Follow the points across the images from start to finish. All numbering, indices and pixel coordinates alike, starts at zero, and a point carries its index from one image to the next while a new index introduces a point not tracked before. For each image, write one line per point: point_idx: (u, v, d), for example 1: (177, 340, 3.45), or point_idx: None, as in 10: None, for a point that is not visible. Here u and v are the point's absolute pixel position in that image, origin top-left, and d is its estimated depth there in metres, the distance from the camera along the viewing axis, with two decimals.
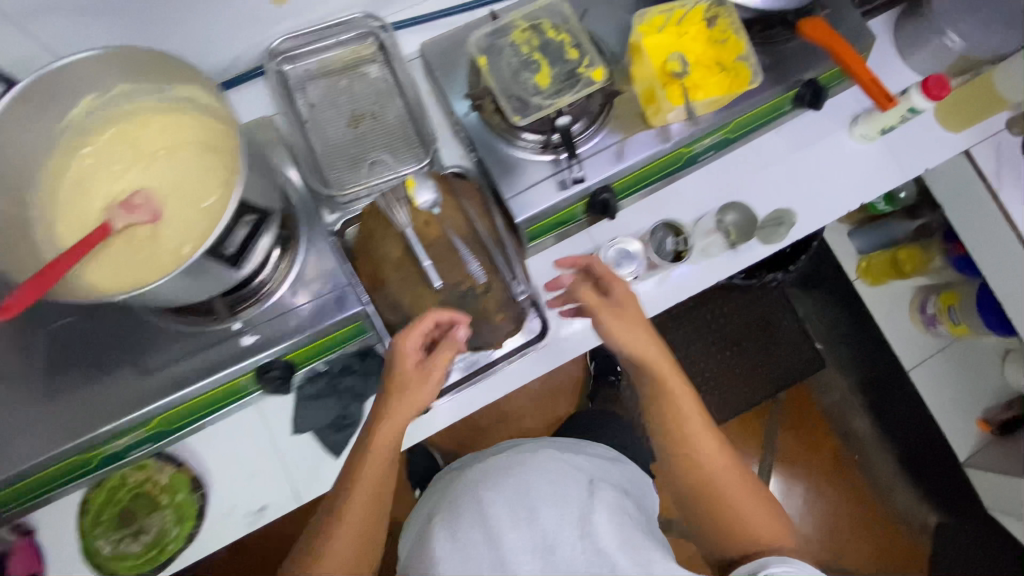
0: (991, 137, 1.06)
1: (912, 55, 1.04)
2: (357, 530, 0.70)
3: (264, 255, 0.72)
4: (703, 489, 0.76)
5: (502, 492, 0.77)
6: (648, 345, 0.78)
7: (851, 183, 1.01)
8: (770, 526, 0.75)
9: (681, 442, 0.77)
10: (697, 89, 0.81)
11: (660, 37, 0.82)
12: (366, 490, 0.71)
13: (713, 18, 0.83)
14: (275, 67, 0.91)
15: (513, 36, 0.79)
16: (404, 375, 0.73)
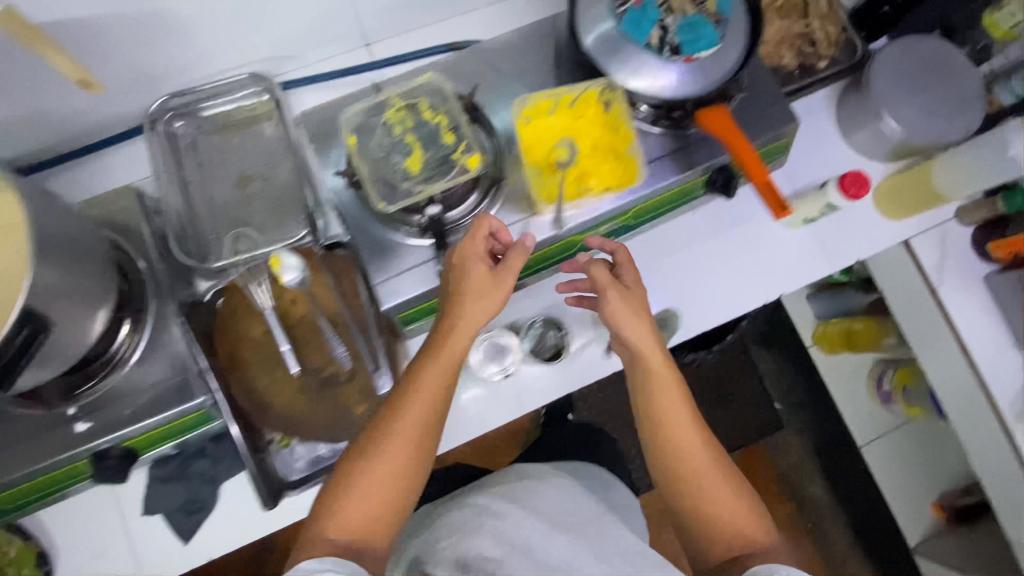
0: (936, 227, 0.98)
1: (852, 135, 0.97)
2: (394, 469, 0.64)
3: (110, 329, 0.72)
4: (686, 479, 0.69)
5: (514, 515, 0.66)
6: (641, 332, 0.72)
7: (769, 272, 0.96)
8: (746, 525, 0.68)
9: (664, 434, 0.70)
10: (585, 179, 0.76)
11: (546, 122, 0.77)
12: (401, 440, 0.65)
13: (607, 102, 0.77)
14: (160, 125, 0.86)
15: (387, 115, 0.76)
16: (477, 278, 0.69)
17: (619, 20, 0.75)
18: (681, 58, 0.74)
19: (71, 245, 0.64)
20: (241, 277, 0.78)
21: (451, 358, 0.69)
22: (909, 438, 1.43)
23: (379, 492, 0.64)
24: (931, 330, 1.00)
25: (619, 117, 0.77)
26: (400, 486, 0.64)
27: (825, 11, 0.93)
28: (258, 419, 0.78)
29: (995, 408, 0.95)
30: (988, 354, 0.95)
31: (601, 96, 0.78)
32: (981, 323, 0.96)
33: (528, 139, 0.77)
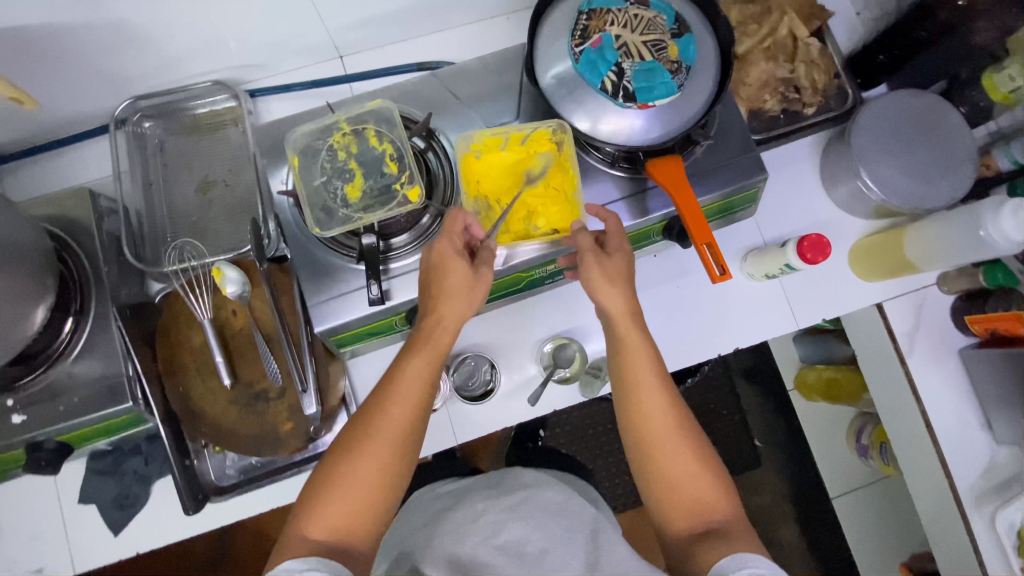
0: (914, 292, 0.92)
1: (834, 188, 0.92)
2: (376, 467, 0.60)
3: (51, 324, 0.73)
4: (649, 447, 0.65)
5: (508, 521, 0.70)
6: (614, 298, 0.69)
7: (733, 324, 0.91)
8: (709, 500, 0.63)
9: (632, 407, 0.66)
10: (529, 218, 0.75)
11: (493, 158, 0.77)
12: (385, 437, 0.62)
13: (558, 142, 0.76)
14: (128, 125, 0.88)
15: (333, 138, 0.77)
16: (457, 272, 0.68)
17: (576, 61, 0.73)
18: (636, 105, 0.71)
19: (7, 248, 0.66)
20: (180, 284, 0.80)
21: (435, 349, 0.66)
22: (884, 495, 1.37)
23: (361, 488, 0.60)
24: (899, 397, 0.95)
25: (567, 158, 0.76)
26: (384, 483, 0.61)
27: (815, 58, 0.90)
28: (188, 426, 0.80)
29: (954, 489, 0.89)
30: (954, 433, 0.90)
31: (551, 134, 0.76)
32: (950, 398, 0.90)
33: (474, 175, 0.77)
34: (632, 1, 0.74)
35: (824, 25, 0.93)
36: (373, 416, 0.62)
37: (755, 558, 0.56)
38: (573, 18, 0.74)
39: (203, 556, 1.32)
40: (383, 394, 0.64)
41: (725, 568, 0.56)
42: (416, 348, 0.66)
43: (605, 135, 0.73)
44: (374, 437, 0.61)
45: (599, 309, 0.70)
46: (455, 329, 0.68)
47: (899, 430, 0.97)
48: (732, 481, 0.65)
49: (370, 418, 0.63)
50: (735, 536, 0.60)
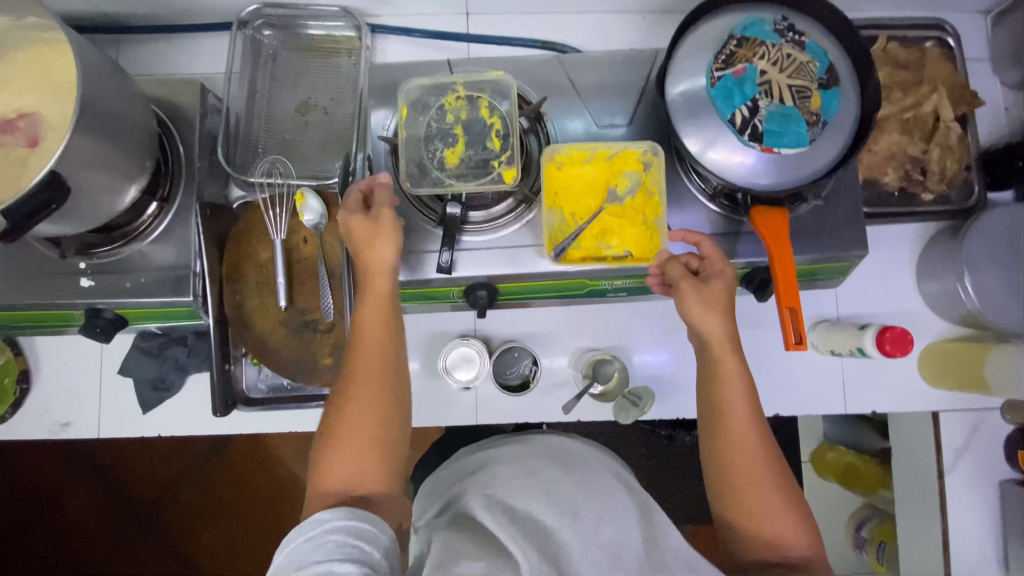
0: (973, 410, 0.88)
1: (925, 282, 0.88)
2: (366, 417, 0.63)
3: (138, 204, 0.76)
4: (731, 470, 0.67)
5: (566, 488, 0.71)
6: (715, 323, 0.69)
7: (779, 387, 0.89)
8: (789, 534, 0.64)
9: (721, 430, 0.68)
10: (608, 237, 0.73)
11: (580, 170, 0.74)
12: (367, 388, 0.64)
13: (647, 163, 0.75)
14: (249, 29, 0.89)
15: (446, 99, 0.77)
16: (356, 229, 0.68)
17: (711, 84, 0.69)
18: (760, 146, 0.68)
19: (116, 123, 0.67)
20: (263, 198, 0.81)
21: (383, 296, 0.68)
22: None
23: (355, 439, 0.62)
24: (924, 509, 0.91)
25: (656, 183, 0.74)
26: (381, 428, 0.63)
27: (952, 144, 0.86)
28: (236, 333, 0.82)
29: None
30: (969, 561, 0.87)
31: (641, 156, 0.75)
32: (977, 526, 0.87)
33: (557, 185, 0.74)
34: (788, 38, 0.70)
35: (970, 112, 0.87)
36: (350, 372, 0.65)
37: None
38: (720, 39, 0.71)
39: (203, 446, 1.38)
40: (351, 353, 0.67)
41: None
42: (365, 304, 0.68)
43: (713, 164, 0.70)
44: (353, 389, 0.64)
45: (697, 333, 0.71)
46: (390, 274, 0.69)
47: (910, 538, 0.94)
48: (812, 513, 0.66)
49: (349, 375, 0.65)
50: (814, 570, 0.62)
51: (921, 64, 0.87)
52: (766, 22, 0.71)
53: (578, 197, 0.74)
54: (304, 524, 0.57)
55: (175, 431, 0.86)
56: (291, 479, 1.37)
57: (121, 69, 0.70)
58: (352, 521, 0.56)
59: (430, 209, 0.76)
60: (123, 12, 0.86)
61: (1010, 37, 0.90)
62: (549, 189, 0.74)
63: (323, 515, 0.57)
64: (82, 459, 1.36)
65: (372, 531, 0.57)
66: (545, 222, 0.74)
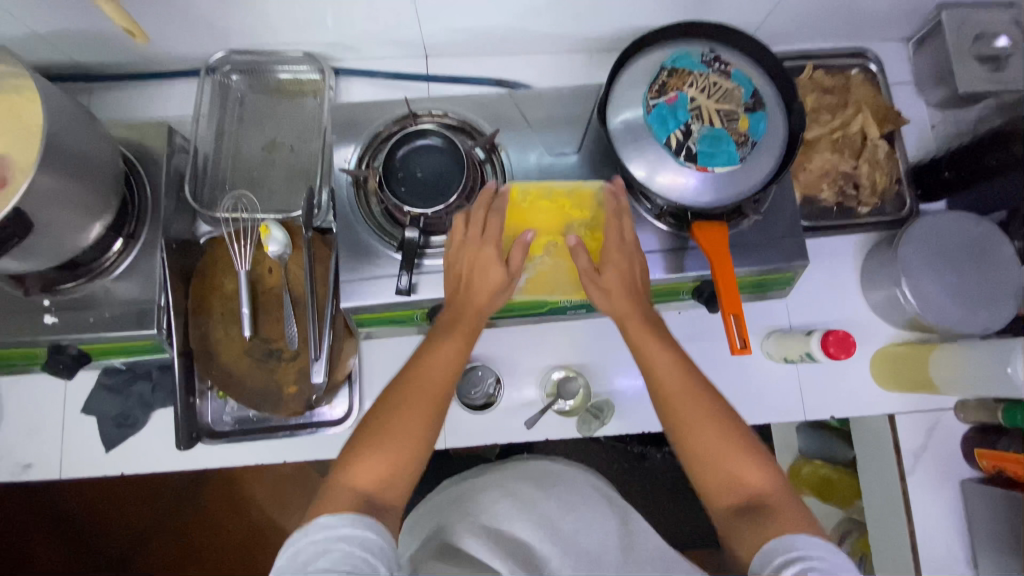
0: (928, 411, 0.91)
1: (870, 288, 0.92)
2: (415, 432, 0.66)
3: (103, 241, 0.78)
4: (680, 432, 0.68)
5: (546, 505, 0.75)
6: (614, 300, 0.73)
7: (741, 397, 0.91)
8: (750, 479, 0.64)
9: (661, 397, 0.70)
10: (556, 269, 0.79)
11: (536, 209, 0.78)
12: (419, 406, 0.67)
13: (600, 204, 0.78)
14: (218, 74, 0.93)
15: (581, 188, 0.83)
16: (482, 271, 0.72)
17: (647, 112, 0.75)
18: (696, 167, 0.73)
19: (82, 163, 0.70)
20: (227, 231, 0.84)
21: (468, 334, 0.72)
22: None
23: (394, 452, 0.64)
24: (889, 511, 0.92)
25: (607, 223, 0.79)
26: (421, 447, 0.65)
27: (880, 160, 0.92)
28: (202, 364, 0.83)
29: None
30: (937, 561, 0.87)
31: (594, 195, 0.78)
32: (942, 526, 0.88)
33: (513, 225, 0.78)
34: (715, 68, 0.76)
35: (896, 130, 0.94)
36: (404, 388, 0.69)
37: (800, 538, 0.57)
38: (652, 71, 0.77)
39: (175, 491, 1.34)
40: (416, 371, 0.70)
41: (773, 549, 0.57)
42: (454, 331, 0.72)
43: (660, 187, 0.74)
44: (415, 404, 0.67)
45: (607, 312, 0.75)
46: (483, 317, 0.74)
47: (881, 543, 0.95)
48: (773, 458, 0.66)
49: (413, 389, 0.68)
50: (776, 507, 0.61)
51: (846, 89, 0.95)
52: (693, 55, 0.77)
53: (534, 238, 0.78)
54: (309, 528, 0.56)
55: (139, 467, 0.85)
56: (268, 520, 1.34)
57: (89, 113, 0.73)
58: (358, 528, 0.56)
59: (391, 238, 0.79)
60: (96, 61, 0.91)
61: (927, 63, 0.98)
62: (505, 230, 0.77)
63: (327, 521, 0.56)
64: (47, 510, 1.31)
65: (380, 541, 0.56)
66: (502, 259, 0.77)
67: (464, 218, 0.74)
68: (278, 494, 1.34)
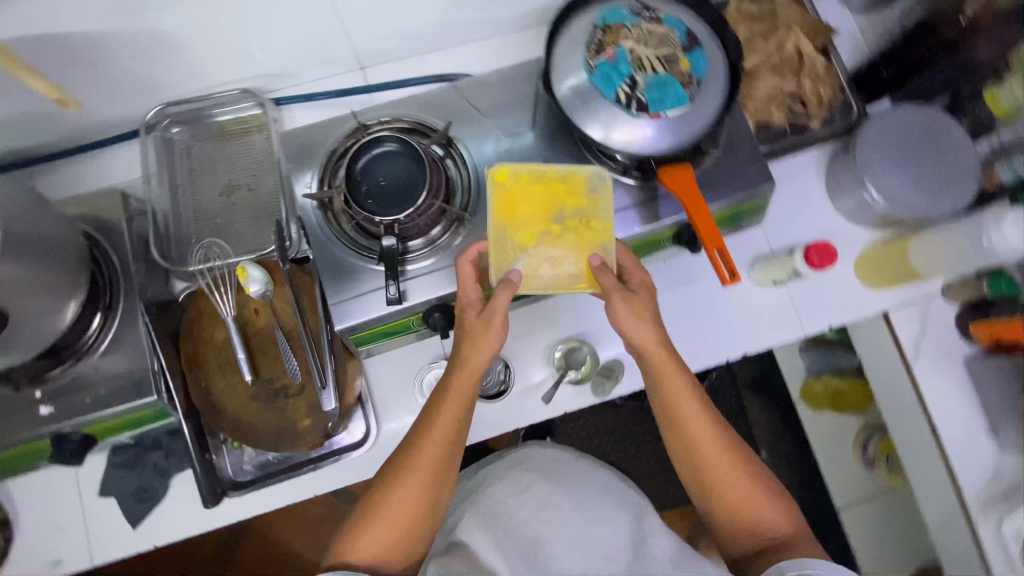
0: (918, 300, 0.94)
1: (839, 197, 0.94)
2: (412, 502, 0.70)
3: (81, 320, 0.77)
4: (708, 482, 0.72)
5: (560, 503, 0.83)
6: (646, 333, 0.73)
7: (742, 328, 0.93)
8: (771, 521, 0.71)
9: (691, 444, 0.72)
10: (549, 259, 0.77)
11: (526, 189, 0.79)
12: (414, 475, 0.70)
13: (592, 188, 0.79)
14: (158, 130, 0.91)
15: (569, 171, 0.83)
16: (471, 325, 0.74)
17: (590, 72, 0.76)
18: (648, 115, 0.75)
19: (43, 245, 0.69)
20: (206, 282, 0.83)
21: (461, 395, 0.73)
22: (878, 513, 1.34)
23: (399, 521, 0.69)
24: (904, 403, 0.95)
25: (603, 208, 0.79)
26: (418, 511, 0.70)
27: (820, 74, 0.94)
28: (210, 419, 0.83)
29: (960, 497, 0.90)
30: (959, 438, 0.90)
31: (588, 179, 0.80)
32: (956, 404, 0.91)
33: (502, 207, 0.78)
34: (645, 17, 0.78)
35: (829, 42, 0.97)
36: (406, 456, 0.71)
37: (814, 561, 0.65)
38: (586, 32, 0.78)
39: (211, 558, 1.32)
40: (417, 438, 0.72)
41: (785, 568, 0.65)
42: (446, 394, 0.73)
43: (618, 143, 0.75)
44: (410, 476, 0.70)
45: (632, 344, 0.75)
46: (478, 375, 0.74)
47: (903, 436, 0.98)
48: (788, 495, 0.73)
49: (409, 458, 0.71)
50: (795, 546, 0.69)
51: (772, 13, 0.95)
52: (623, 8, 0.78)
53: (527, 227, 0.78)
54: None
55: (170, 535, 0.84)
56: (310, 564, 1.32)
57: (36, 194, 0.72)
58: None
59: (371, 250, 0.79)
60: (32, 144, 0.89)
61: None
62: (495, 210, 0.78)
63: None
64: None
65: None
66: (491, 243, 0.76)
67: (467, 262, 0.75)
68: (314, 535, 1.33)
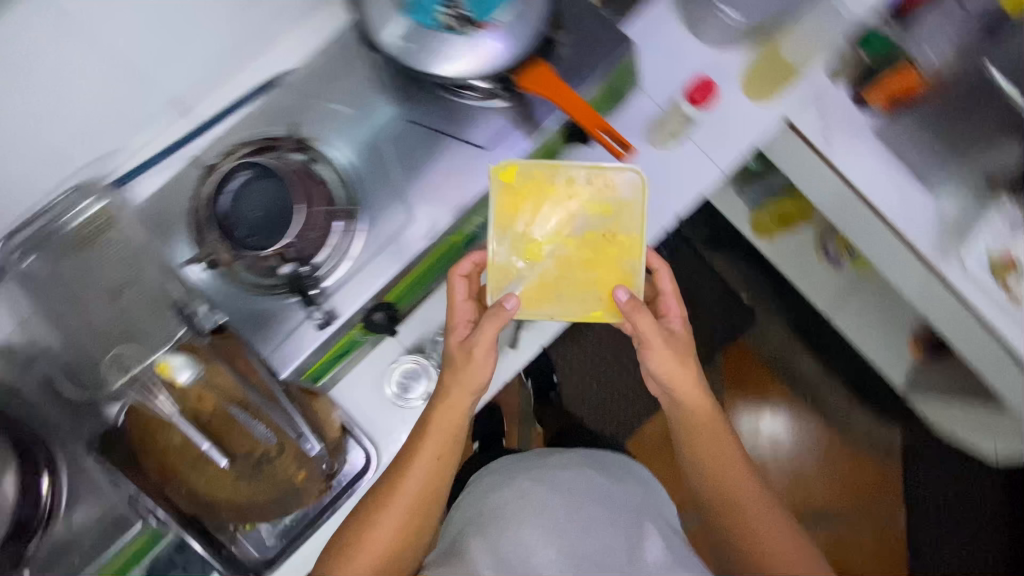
0: (811, 94, 0.94)
1: (701, 29, 0.92)
2: (394, 525, 0.78)
3: (28, 489, 0.75)
4: (722, 487, 0.85)
5: (559, 508, 0.88)
6: (663, 356, 0.85)
7: (668, 194, 0.93)
8: (786, 555, 0.79)
9: (702, 446, 0.87)
10: (560, 278, 0.84)
11: (539, 194, 0.83)
12: (402, 502, 0.78)
13: (623, 195, 0.84)
14: (13, 269, 0.79)
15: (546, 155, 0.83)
16: (455, 355, 0.81)
17: (406, 13, 0.73)
18: (481, 27, 0.72)
19: None
20: (134, 397, 0.78)
21: (445, 436, 0.81)
22: (861, 301, 1.42)
23: (377, 546, 0.77)
24: (837, 193, 0.98)
25: (625, 212, 0.84)
26: (402, 533, 0.78)
27: None
28: (210, 516, 0.80)
29: (915, 251, 0.94)
30: (893, 201, 0.94)
31: (619, 183, 0.84)
32: (880, 171, 0.94)
33: (510, 207, 0.82)
34: None
35: None
36: (394, 485, 0.79)
37: None
38: None
39: None
40: (399, 470, 0.79)
41: None
42: (427, 431, 0.81)
43: (465, 67, 0.71)
44: (395, 505, 0.78)
45: (652, 370, 0.87)
46: (464, 416, 0.82)
47: (849, 222, 1.01)
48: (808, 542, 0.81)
49: (394, 489, 0.79)
50: None
51: None
52: None
53: (534, 248, 0.84)
54: None
55: None
56: None
57: None
58: None
59: (277, 292, 0.74)
60: None
61: None
62: (503, 217, 0.83)
63: None
64: None
65: None
66: (490, 256, 0.83)
67: (456, 274, 0.83)
68: None
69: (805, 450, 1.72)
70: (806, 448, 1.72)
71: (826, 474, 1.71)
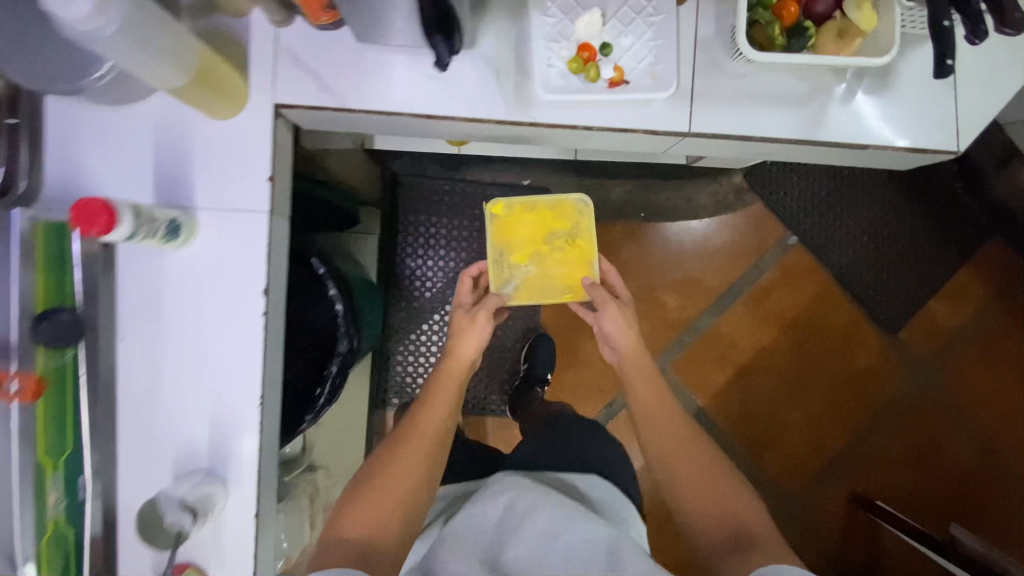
0: (277, 61, 0.75)
1: (102, 99, 0.72)
2: (411, 463, 0.90)
3: None
4: (680, 443, 0.98)
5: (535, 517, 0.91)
6: (624, 331, 1.08)
7: (234, 280, 0.76)
8: (751, 511, 0.90)
9: (678, 440, 0.98)
10: (540, 275, 1.16)
11: (515, 217, 1.17)
12: (418, 441, 0.93)
13: (579, 211, 1.18)
14: None
15: (492, 209, 1.17)
16: (459, 325, 1.08)
17: None
18: None
19: None
20: None
21: (455, 385, 1.02)
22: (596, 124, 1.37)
23: (397, 483, 0.88)
24: (400, 123, 0.81)
25: (582, 227, 1.17)
26: (418, 469, 0.90)
27: None
28: None
29: (502, 120, 0.78)
30: (443, 92, 0.77)
31: (574, 207, 1.19)
32: (407, 76, 0.76)
33: (501, 232, 1.17)
34: None
35: None
36: (410, 429, 0.94)
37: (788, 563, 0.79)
38: None
39: None
40: (418, 415, 0.96)
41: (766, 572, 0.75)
42: (440, 381, 1.00)
43: None
44: (417, 437, 0.93)
45: (617, 345, 1.08)
46: (466, 369, 1.04)
47: (444, 131, 0.85)
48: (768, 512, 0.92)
49: (412, 428, 0.94)
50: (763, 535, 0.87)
51: None
52: None
53: (520, 251, 1.16)
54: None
55: None
56: None
57: None
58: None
59: None
60: None
61: None
62: (496, 234, 1.17)
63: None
64: None
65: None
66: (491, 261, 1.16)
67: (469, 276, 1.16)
68: None
69: (679, 258, 1.67)
70: (680, 254, 1.67)
71: (712, 262, 1.67)
